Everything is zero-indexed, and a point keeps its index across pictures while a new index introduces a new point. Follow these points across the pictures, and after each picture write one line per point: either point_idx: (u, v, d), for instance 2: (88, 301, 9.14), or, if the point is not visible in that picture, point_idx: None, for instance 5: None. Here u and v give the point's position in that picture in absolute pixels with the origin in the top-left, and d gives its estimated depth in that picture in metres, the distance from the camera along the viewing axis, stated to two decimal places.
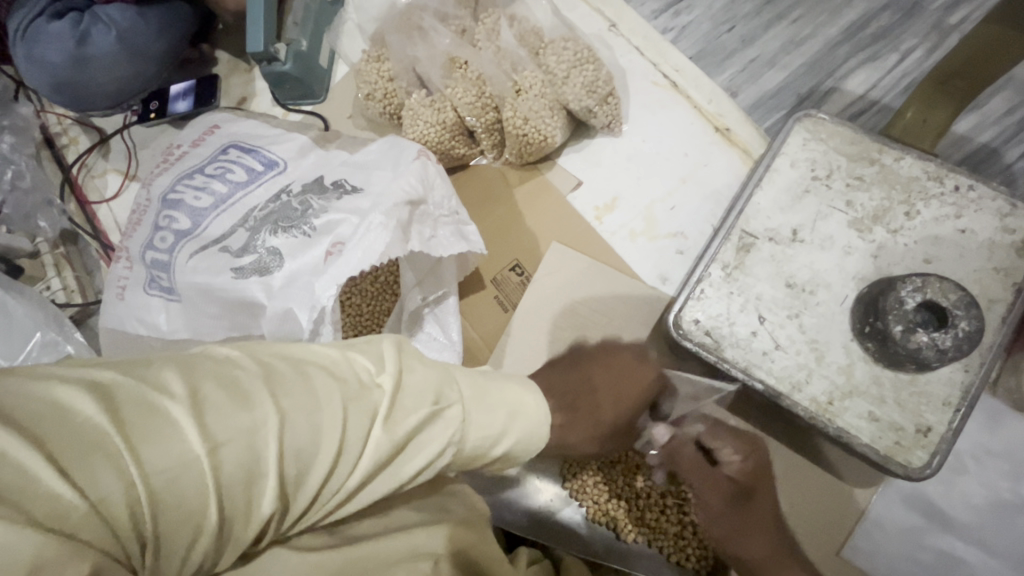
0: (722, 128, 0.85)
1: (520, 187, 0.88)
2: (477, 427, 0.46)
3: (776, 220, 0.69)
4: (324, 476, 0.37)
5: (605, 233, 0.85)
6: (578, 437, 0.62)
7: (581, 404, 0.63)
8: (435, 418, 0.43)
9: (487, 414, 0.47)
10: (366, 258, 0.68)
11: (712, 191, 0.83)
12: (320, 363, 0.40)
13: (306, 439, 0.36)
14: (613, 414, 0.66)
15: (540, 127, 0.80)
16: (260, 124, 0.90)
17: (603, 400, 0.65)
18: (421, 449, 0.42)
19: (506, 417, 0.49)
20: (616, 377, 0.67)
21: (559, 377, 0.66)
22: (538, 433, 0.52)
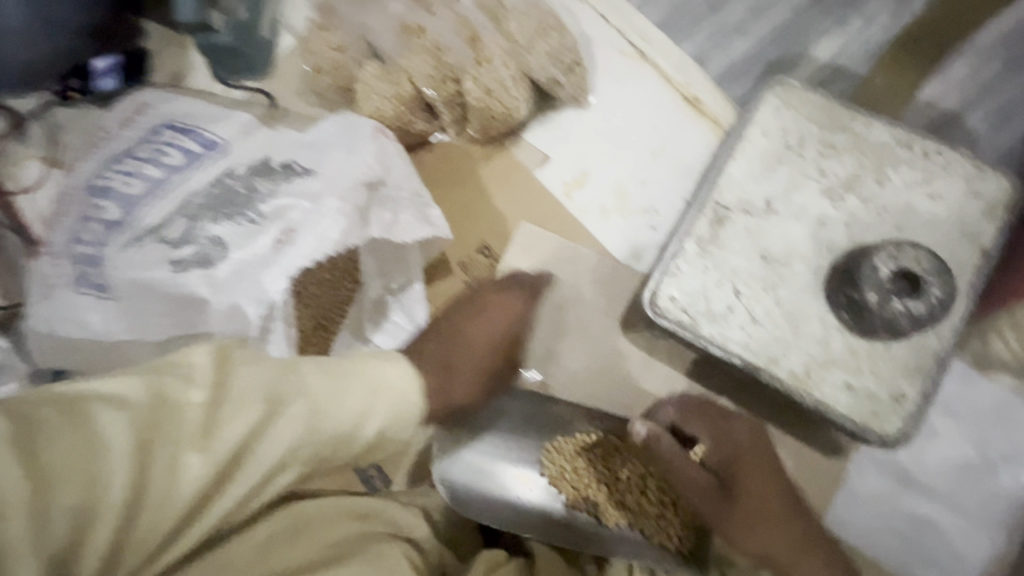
0: (691, 98, 0.82)
1: (486, 165, 0.84)
2: (336, 412, 0.48)
3: (750, 192, 0.67)
4: (154, 501, 0.40)
5: (575, 210, 0.81)
6: (459, 387, 0.62)
7: (455, 353, 0.64)
8: (275, 418, 0.45)
9: (340, 399, 0.49)
10: (319, 248, 0.62)
11: (683, 164, 0.80)
12: (134, 394, 0.41)
13: (117, 472, 0.38)
14: (486, 356, 0.67)
15: (504, 100, 0.76)
16: (197, 102, 0.82)
17: (475, 342, 0.66)
18: (273, 445, 0.45)
19: (366, 391, 0.50)
20: (480, 320, 0.69)
21: (429, 334, 0.65)
22: (405, 398, 0.52)
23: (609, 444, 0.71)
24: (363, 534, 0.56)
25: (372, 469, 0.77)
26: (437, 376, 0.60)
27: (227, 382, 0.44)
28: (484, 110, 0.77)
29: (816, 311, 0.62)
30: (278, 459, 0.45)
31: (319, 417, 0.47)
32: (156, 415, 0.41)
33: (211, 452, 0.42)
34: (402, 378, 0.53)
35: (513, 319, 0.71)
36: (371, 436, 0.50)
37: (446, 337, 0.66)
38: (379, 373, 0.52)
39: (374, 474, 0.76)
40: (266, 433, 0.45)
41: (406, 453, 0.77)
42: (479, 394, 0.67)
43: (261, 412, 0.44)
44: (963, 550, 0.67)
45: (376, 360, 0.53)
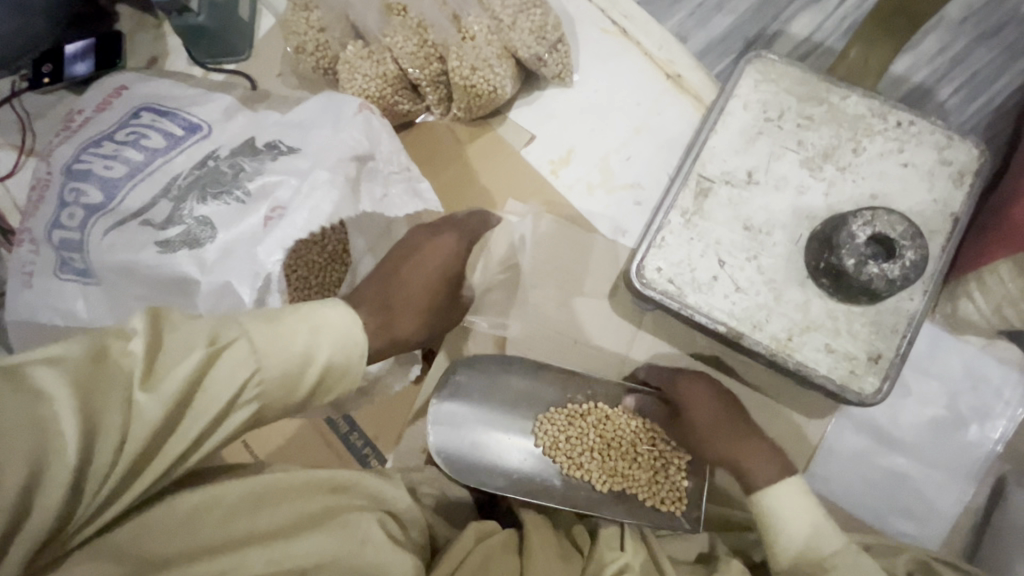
0: (673, 75, 0.83)
1: (471, 145, 0.84)
2: (278, 353, 0.46)
3: (731, 163, 0.69)
4: (113, 454, 0.38)
5: (561, 187, 0.82)
6: (408, 325, 0.60)
7: (398, 293, 0.60)
8: (217, 363, 0.43)
9: (282, 342, 0.46)
10: (314, 223, 0.62)
11: (666, 140, 0.82)
12: (64, 355, 0.38)
13: (73, 429, 0.36)
14: (430, 295, 0.63)
15: (489, 77, 0.76)
16: (176, 84, 0.81)
17: (417, 281, 0.62)
18: (216, 389, 0.43)
19: (305, 332, 0.48)
20: (419, 256, 0.64)
21: (368, 276, 0.61)
22: (343, 332, 0.50)
23: (600, 413, 0.73)
24: (335, 509, 0.53)
25: (367, 447, 0.78)
26: (380, 316, 0.57)
27: (161, 334, 0.42)
28: (469, 88, 0.77)
29: (796, 278, 0.65)
30: (222, 403, 0.43)
31: (261, 359, 0.45)
32: (91, 366, 0.38)
33: (158, 397, 0.40)
34: (344, 317, 0.51)
35: (455, 254, 0.66)
36: (316, 377, 0.48)
37: (382, 276, 0.61)
38: (321, 317, 0.49)
39: (370, 452, 0.77)
40: (209, 378, 0.42)
41: (400, 431, 0.78)
42: (428, 331, 0.65)
43: (201, 356, 0.42)
44: (937, 502, 0.71)
45: (318, 305, 0.51)
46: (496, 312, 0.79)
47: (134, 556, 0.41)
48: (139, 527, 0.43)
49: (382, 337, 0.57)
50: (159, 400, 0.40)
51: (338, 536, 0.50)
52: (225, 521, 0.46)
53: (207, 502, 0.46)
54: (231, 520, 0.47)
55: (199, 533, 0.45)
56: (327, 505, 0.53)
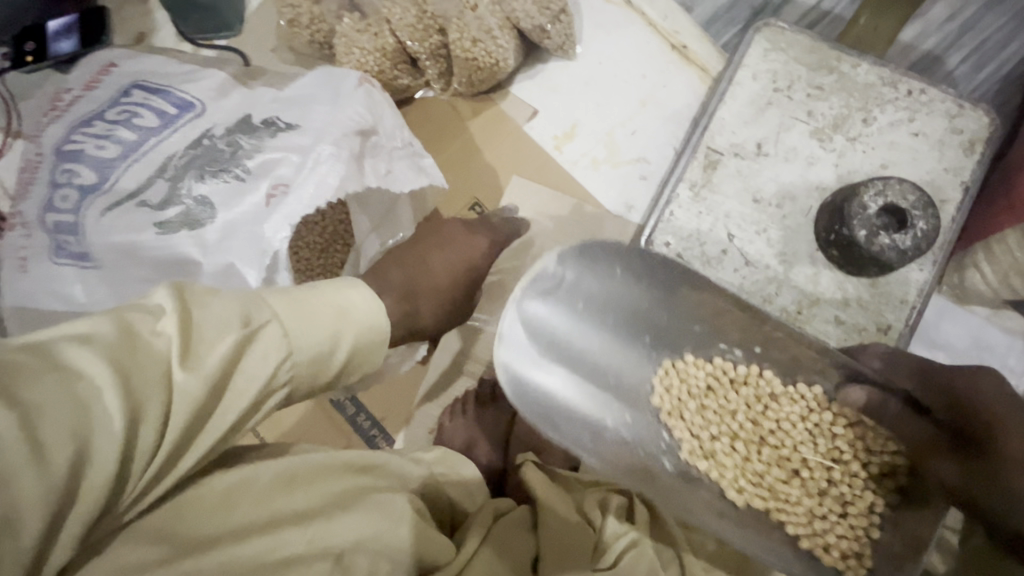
0: (678, 46, 0.81)
1: (473, 120, 0.82)
2: (308, 335, 0.45)
3: (741, 135, 0.67)
4: (156, 436, 0.37)
5: (566, 163, 0.81)
6: (426, 312, 0.60)
7: (423, 277, 0.61)
8: (254, 341, 0.42)
9: (310, 324, 0.45)
10: (320, 196, 0.61)
11: (672, 113, 0.80)
12: (91, 335, 0.36)
13: (114, 412, 0.35)
14: (449, 283, 0.63)
15: (491, 49, 0.74)
16: (166, 61, 0.78)
17: (440, 271, 0.63)
18: (253, 369, 0.41)
19: (337, 315, 0.48)
20: (449, 251, 0.65)
21: (401, 257, 0.62)
22: (371, 318, 0.50)
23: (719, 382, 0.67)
24: (362, 488, 0.54)
25: (375, 428, 0.77)
26: (405, 300, 0.57)
27: (189, 310, 0.40)
28: (471, 61, 0.75)
29: (807, 251, 0.64)
30: (261, 383, 0.42)
31: (295, 339, 0.44)
32: (127, 344, 0.37)
33: (198, 375, 0.39)
34: (368, 301, 0.51)
35: (482, 257, 0.67)
36: (340, 360, 0.48)
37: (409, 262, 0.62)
38: (349, 299, 0.49)
39: (377, 433, 0.77)
40: (247, 357, 0.41)
41: (407, 411, 0.78)
42: (444, 322, 0.65)
43: (237, 334, 0.41)
44: None
45: (345, 286, 0.50)
46: (502, 290, 0.79)
47: (177, 539, 0.41)
48: (181, 509, 0.43)
49: (402, 319, 0.57)
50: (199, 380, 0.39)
51: (372, 513, 0.51)
52: (260, 502, 0.47)
53: (243, 486, 0.47)
54: (267, 501, 0.47)
55: (239, 513, 0.45)
56: (356, 484, 0.54)
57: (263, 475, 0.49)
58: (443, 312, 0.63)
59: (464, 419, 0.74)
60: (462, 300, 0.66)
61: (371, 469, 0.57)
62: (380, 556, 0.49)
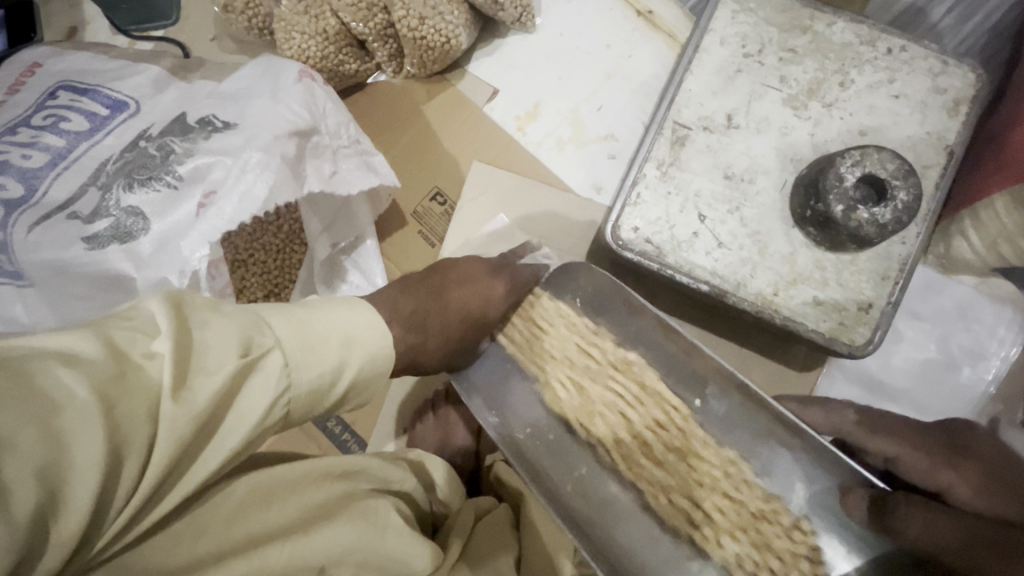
0: (644, 12, 0.76)
1: (430, 103, 0.77)
2: (311, 366, 0.41)
3: (710, 107, 0.63)
4: (138, 471, 0.33)
5: (529, 145, 0.77)
6: (430, 348, 0.53)
7: (436, 310, 0.54)
8: (252, 372, 0.38)
9: (312, 354, 0.41)
10: (245, 209, 0.57)
11: (639, 84, 0.75)
12: (71, 355, 0.32)
13: (100, 450, 0.31)
14: (461, 323, 0.56)
15: (440, 27, 0.69)
16: (96, 57, 0.73)
17: (456, 305, 0.55)
18: (250, 405, 0.37)
19: (347, 349, 0.44)
20: (470, 286, 0.57)
21: (423, 289, 0.54)
22: (374, 352, 0.46)
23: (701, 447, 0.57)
24: (347, 495, 0.50)
25: (347, 433, 0.75)
26: (409, 337, 0.51)
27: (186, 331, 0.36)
28: (421, 40, 0.70)
29: (783, 227, 0.61)
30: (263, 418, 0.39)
31: (299, 372, 0.40)
32: (116, 369, 0.32)
33: (190, 409, 0.34)
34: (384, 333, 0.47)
35: (500, 300, 0.59)
36: (339, 395, 0.44)
37: (423, 293, 0.54)
38: (359, 323, 0.45)
39: (349, 438, 0.75)
40: (245, 389, 0.37)
41: (379, 413, 0.75)
42: (452, 360, 0.58)
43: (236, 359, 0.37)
44: None
45: (354, 310, 0.46)
46: None
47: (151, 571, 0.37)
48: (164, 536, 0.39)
49: (401, 356, 0.51)
50: (189, 416, 0.34)
51: (355, 520, 0.47)
52: (236, 522, 0.42)
53: (225, 509, 0.43)
54: (248, 519, 0.44)
55: (209, 536, 0.41)
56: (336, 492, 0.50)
57: (237, 494, 0.44)
58: (452, 351, 0.56)
59: (434, 421, 0.72)
60: (475, 339, 0.58)
61: (354, 474, 0.53)
62: (365, 568, 0.46)
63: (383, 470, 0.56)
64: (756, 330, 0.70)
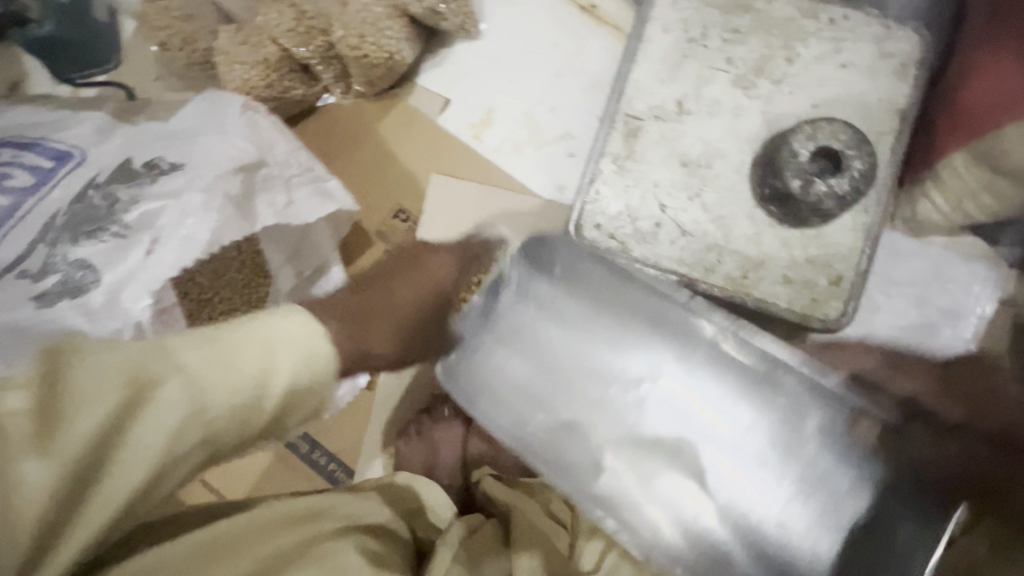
0: (588, 7, 0.75)
1: (383, 120, 0.76)
2: (227, 380, 0.38)
3: (658, 96, 0.62)
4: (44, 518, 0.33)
5: (487, 151, 0.76)
6: (381, 334, 0.51)
7: (382, 302, 0.53)
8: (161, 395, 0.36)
9: (224, 368, 0.38)
10: (189, 253, 0.57)
11: (591, 80, 0.75)
12: None
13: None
14: (413, 309, 0.54)
15: (382, 43, 0.68)
16: (37, 109, 0.72)
17: (404, 293, 0.54)
18: (165, 430, 0.36)
19: (271, 358, 0.41)
20: (417, 274, 0.56)
21: (367, 287, 0.55)
22: (295, 354, 0.42)
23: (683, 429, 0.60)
24: (308, 540, 0.48)
25: (333, 463, 0.72)
26: (354, 327, 0.49)
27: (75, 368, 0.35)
28: (364, 59, 0.69)
29: (746, 208, 0.60)
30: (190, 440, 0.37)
31: (217, 390, 0.38)
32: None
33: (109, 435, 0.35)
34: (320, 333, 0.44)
35: (447, 279, 0.57)
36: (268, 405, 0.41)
37: (368, 287, 0.53)
38: (285, 333, 0.42)
39: (336, 466, 0.72)
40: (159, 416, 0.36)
41: (362, 439, 0.72)
42: (409, 352, 0.56)
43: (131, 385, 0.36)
44: None
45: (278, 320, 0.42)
46: None
47: None
48: None
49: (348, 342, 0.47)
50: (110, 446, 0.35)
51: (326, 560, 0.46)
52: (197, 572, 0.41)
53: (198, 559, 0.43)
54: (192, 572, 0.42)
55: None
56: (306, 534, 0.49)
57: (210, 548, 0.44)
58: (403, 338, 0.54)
59: (417, 439, 0.69)
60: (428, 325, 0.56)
61: (317, 514, 0.52)
62: None
63: (350, 507, 0.55)
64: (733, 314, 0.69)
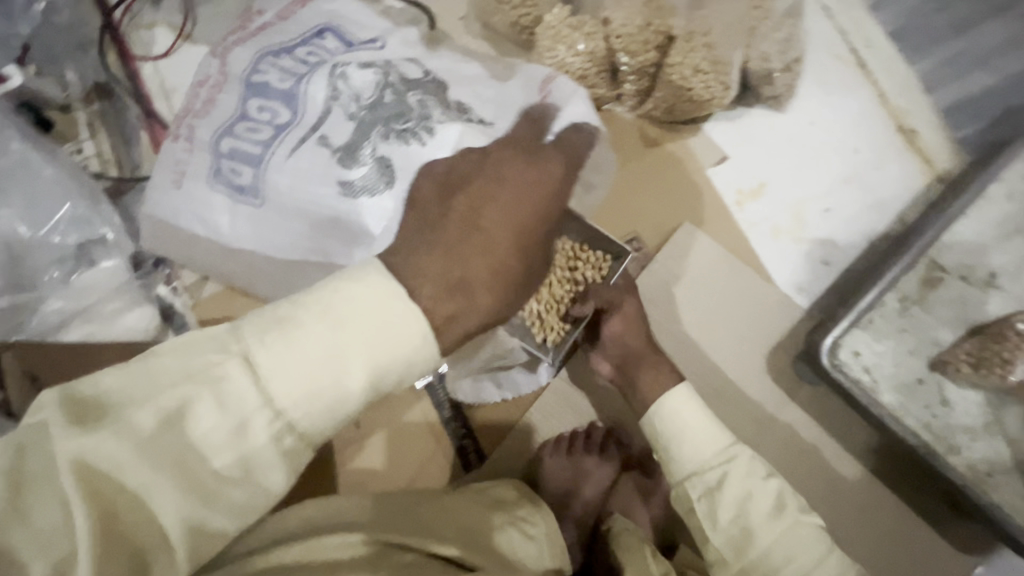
0: (907, 129, 0.72)
1: (658, 148, 0.75)
2: (352, 377, 0.36)
3: (978, 257, 0.59)
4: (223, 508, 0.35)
5: (744, 223, 0.73)
6: (475, 254, 0.41)
7: (455, 217, 0.43)
8: (283, 393, 0.35)
9: (291, 357, 0.35)
10: None
11: (877, 200, 0.72)
12: None
13: None
14: (497, 229, 0.43)
15: (709, 85, 0.67)
16: (364, 6, 0.74)
17: (490, 216, 0.43)
18: (208, 443, 0.34)
19: (697, 425, 0.59)
20: (504, 197, 0.44)
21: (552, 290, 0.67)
22: (703, 435, 0.58)
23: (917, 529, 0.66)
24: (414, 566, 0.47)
25: (467, 438, 0.72)
26: (422, 286, 0.38)
27: None
28: (684, 92, 0.69)
29: None
30: (233, 452, 0.35)
31: (263, 384, 0.35)
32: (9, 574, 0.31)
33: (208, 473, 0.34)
34: (358, 312, 0.37)
35: (558, 178, 0.47)
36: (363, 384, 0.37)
37: (435, 215, 0.43)
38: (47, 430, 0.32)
39: (469, 447, 0.71)
40: (183, 416, 0.34)
41: (505, 432, 0.72)
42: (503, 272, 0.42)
43: (316, 395, 0.36)
44: None
45: (334, 287, 0.37)
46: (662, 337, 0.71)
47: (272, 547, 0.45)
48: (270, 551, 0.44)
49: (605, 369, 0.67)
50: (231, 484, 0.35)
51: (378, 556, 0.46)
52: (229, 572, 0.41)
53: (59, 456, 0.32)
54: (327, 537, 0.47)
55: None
56: (33, 500, 0.31)
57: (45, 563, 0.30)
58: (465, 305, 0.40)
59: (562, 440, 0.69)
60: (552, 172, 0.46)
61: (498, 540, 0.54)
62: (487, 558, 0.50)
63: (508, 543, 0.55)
64: (936, 502, 0.66)
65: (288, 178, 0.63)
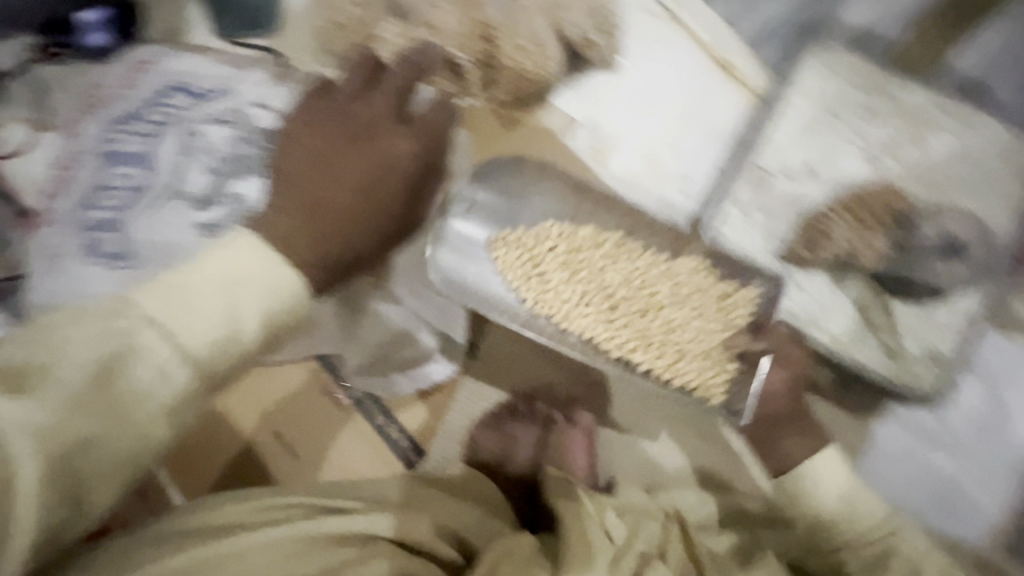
0: (724, 62, 0.80)
1: (512, 132, 0.80)
2: (247, 326, 0.50)
3: (791, 155, 0.67)
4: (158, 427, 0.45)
5: (607, 176, 0.80)
6: (341, 213, 0.58)
7: (317, 188, 0.58)
8: (184, 338, 0.47)
9: (188, 316, 0.47)
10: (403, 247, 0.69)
11: (714, 129, 0.80)
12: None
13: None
14: (354, 191, 0.60)
15: (538, 61, 0.75)
16: (207, 59, 0.77)
17: (346, 188, 0.59)
18: (145, 385, 0.44)
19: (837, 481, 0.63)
20: (353, 167, 0.60)
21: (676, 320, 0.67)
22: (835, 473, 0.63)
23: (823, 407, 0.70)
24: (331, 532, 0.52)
25: (405, 441, 0.75)
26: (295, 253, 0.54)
27: None
28: (519, 71, 0.76)
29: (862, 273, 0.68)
30: (166, 389, 0.45)
31: (179, 338, 0.46)
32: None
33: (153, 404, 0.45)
34: (247, 268, 0.51)
35: (405, 158, 0.62)
36: (255, 330, 0.50)
37: (307, 173, 0.59)
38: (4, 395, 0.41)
39: (408, 448, 0.75)
40: (115, 366, 0.44)
41: (438, 424, 0.74)
42: (359, 223, 0.60)
43: (219, 345, 0.48)
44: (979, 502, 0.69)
45: (214, 255, 0.51)
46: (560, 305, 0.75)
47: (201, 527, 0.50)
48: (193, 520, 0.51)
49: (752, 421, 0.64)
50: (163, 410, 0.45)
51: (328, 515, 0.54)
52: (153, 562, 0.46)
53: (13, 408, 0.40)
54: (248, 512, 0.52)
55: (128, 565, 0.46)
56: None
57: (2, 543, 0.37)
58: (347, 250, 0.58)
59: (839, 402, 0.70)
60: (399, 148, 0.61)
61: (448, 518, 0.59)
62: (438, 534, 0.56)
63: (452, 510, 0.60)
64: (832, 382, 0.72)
65: (155, 234, 0.65)
